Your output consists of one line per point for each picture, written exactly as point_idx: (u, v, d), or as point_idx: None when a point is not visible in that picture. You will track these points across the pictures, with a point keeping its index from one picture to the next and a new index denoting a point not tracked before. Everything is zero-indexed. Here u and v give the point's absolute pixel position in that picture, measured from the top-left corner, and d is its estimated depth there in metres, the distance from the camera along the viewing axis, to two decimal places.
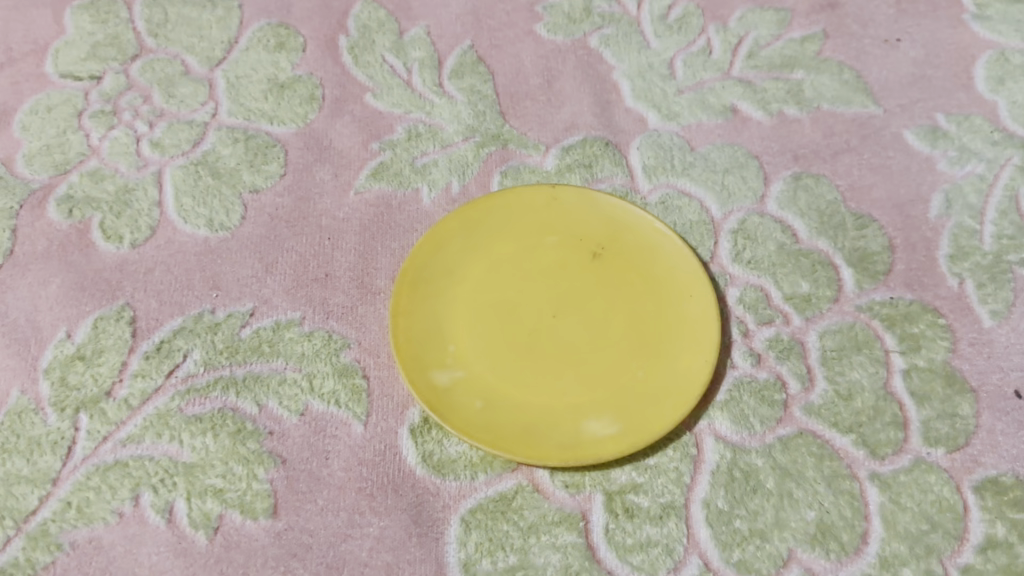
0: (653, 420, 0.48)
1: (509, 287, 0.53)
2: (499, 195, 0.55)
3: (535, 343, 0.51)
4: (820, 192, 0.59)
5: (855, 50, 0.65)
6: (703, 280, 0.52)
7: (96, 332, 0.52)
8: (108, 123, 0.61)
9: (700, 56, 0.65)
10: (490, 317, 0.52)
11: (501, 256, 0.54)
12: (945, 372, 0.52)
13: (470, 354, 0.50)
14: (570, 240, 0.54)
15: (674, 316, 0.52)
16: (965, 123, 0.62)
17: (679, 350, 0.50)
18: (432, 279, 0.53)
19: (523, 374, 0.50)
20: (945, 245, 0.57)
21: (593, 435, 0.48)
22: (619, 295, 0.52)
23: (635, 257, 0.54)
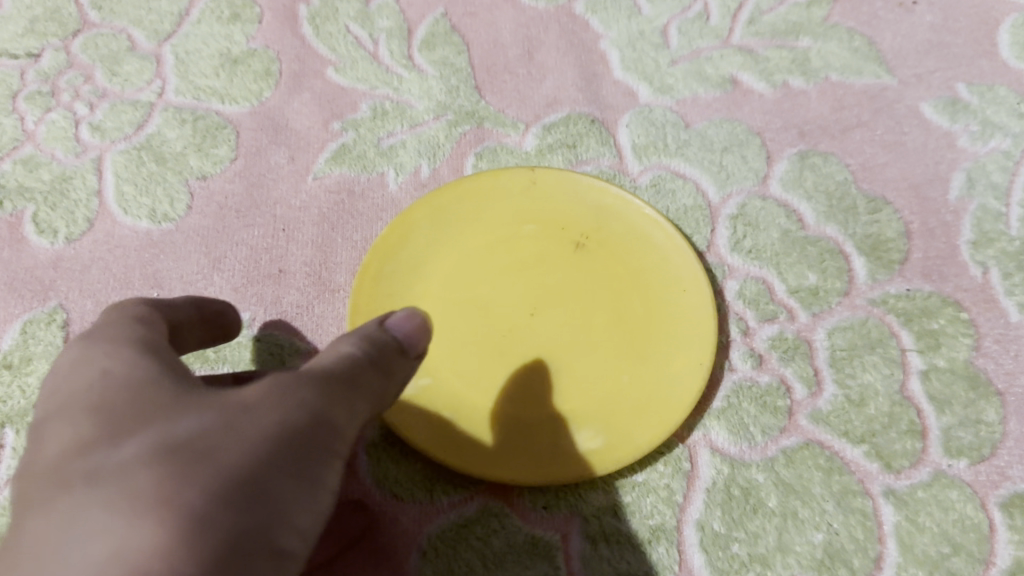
0: (639, 435, 0.43)
1: (481, 283, 0.47)
2: (469, 178, 0.49)
3: (510, 348, 0.45)
4: (829, 172, 0.53)
5: (868, 14, 0.59)
6: (699, 275, 0.46)
7: (24, 337, 0.48)
8: (45, 105, 0.55)
9: (697, 23, 0.59)
10: (460, 318, 0.46)
11: (473, 247, 0.48)
12: (968, 373, 0.47)
13: (436, 360, 0.45)
14: (551, 229, 0.48)
15: (665, 318, 0.46)
16: (988, 94, 0.56)
17: (670, 355, 0.45)
18: (396, 274, 0.47)
19: (495, 382, 0.45)
20: (967, 230, 0.51)
21: (572, 449, 0.43)
22: (604, 292, 0.46)
23: (623, 249, 0.47)
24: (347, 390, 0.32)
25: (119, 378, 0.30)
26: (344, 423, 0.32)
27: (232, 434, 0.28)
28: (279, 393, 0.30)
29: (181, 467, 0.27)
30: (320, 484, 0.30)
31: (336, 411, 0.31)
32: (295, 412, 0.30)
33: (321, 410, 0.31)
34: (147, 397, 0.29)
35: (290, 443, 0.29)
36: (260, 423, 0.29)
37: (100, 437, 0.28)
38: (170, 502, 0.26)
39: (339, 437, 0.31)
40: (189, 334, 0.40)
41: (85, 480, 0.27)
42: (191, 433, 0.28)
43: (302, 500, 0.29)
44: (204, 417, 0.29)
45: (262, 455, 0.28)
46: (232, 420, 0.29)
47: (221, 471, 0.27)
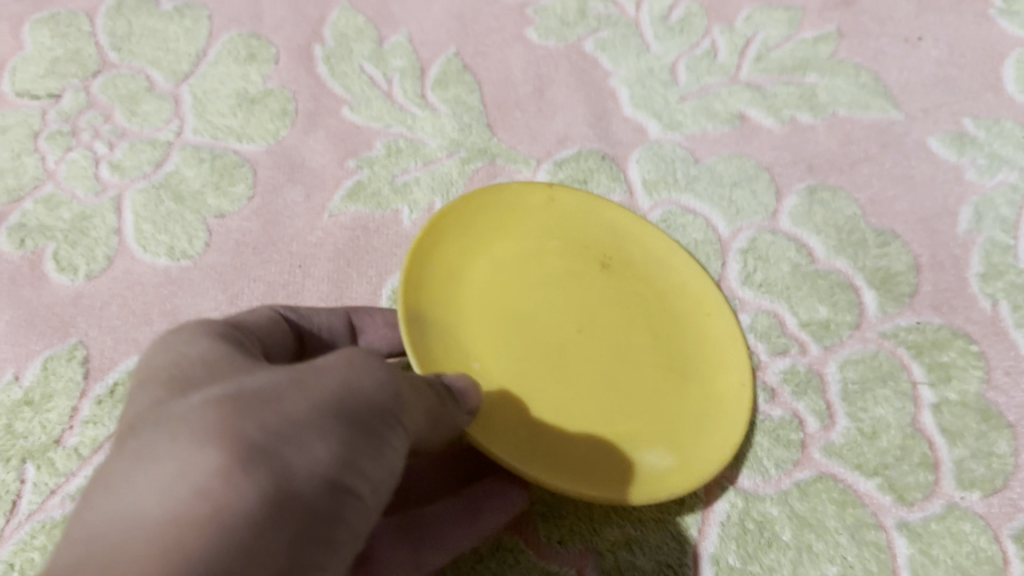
0: (708, 454, 0.43)
1: (525, 295, 0.46)
2: (492, 191, 0.48)
3: (568, 362, 0.44)
4: (838, 207, 0.54)
5: (873, 50, 0.60)
6: (716, 297, 0.49)
7: (45, 374, 0.48)
8: (65, 145, 0.56)
9: (704, 60, 0.60)
10: (511, 330, 0.44)
11: (505, 262, 0.47)
12: (979, 406, 0.47)
13: (497, 369, 0.43)
14: (575, 249, 0.49)
15: (700, 342, 0.47)
16: (994, 128, 0.57)
17: (709, 374, 0.46)
18: (438, 281, 0.44)
19: (561, 394, 0.43)
20: (976, 263, 0.52)
21: (651, 467, 0.42)
22: (642, 312, 0.47)
23: (645, 271, 0.49)
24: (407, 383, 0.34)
25: (194, 355, 0.32)
26: (411, 406, 0.33)
27: (302, 387, 0.30)
28: (353, 359, 0.32)
29: (247, 405, 0.28)
30: (380, 450, 0.31)
31: (398, 392, 0.33)
32: (365, 383, 0.31)
33: (388, 384, 0.32)
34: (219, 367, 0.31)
35: (356, 403, 0.30)
36: (328, 382, 0.30)
37: (171, 393, 0.29)
38: (234, 434, 0.27)
39: (401, 416, 0.32)
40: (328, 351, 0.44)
41: (156, 419, 0.28)
42: (263, 384, 0.29)
43: (366, 453, 0.30)
44: (271, 372, 0.30)
45: (325, 409, 0.29)
46: (303, 376, 0.30)
47: (286, 415, 0.28)
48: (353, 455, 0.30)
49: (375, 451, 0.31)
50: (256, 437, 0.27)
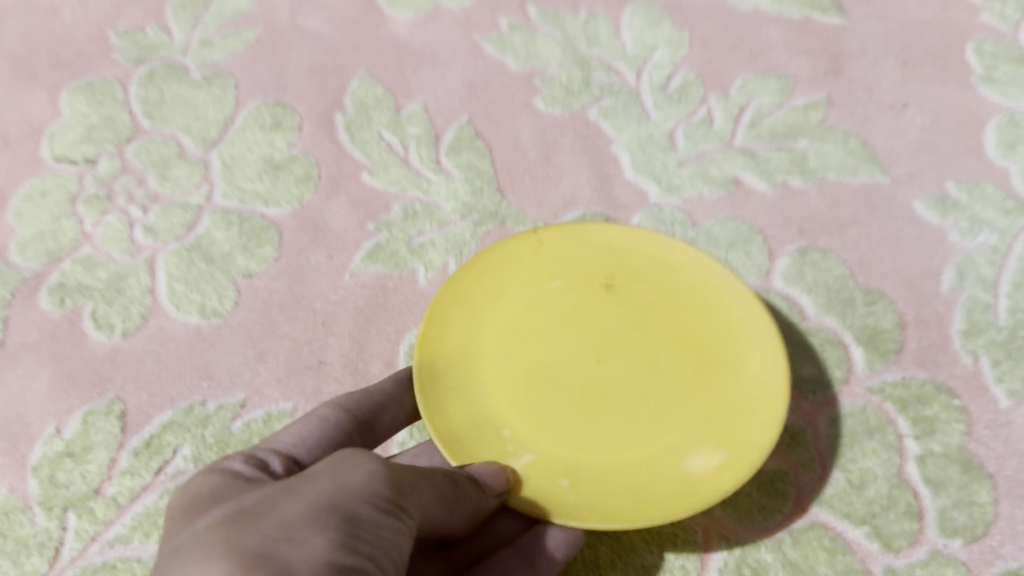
0: (757, 438, 0.44)
1: (540, 345, 0.48)
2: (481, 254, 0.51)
3: (594, 399, 0.47)
4: (828, 267, 0.57)
5: (861, 117, 0.64)
6: (729, 277, 0.49)
7: (85, 427, 0.51)
8: (101, 208, 0.60)
9: (701, 127, 0.63)
10: (531, 385, 0.47)
11: (513, 314, 0.49)
12: (961, 457, 0.50)
13: (526, 435, 0.46)
14: (576, 278, 0.50)
15: (726, 331, 0.48)
16: (976, 191, 0.60)
17: (742, 359, 0.46)
18: (452, 362, 0.48)
19: (594, 440, 0.45)
20: (958, 320, 0.55)
21: (699, 472, 0.44)
22: (656, 323, 0.49)
23: (656, 276, 0.50)
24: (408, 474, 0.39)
25: (217, 493, 0.38)
26: (411, 495, 0.38)
27: (297, 496, 0.35)
28: (346, 461, 0.37)
29: (247, 523, 0.34)
30: (378, 535, 0.36)
31: (395, 482, 0.38)
32: (358, 477, 0.36)
33: (382, 476, 0.37)
34: (233, 498, 0.37)
35: (348, 498, 0.36)
36: (321, 487, 0.36)
37: (194, 528, 0.35)
38: (236, 546, 0.33)
39: (399, 504, 0.37)
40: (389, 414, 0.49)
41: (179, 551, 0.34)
42: (264, 503, 0.35)
43: (363, 534, 0.35)
44: (269, 493, 0.36)
45: (317, 508, 0.35)
46: (299, 488, 0.36)
47: (282, 521, 0.34)
48: (350, 537, 0.35)
49: (372, 529, 0.36)
50: (256, 544, 0.33)
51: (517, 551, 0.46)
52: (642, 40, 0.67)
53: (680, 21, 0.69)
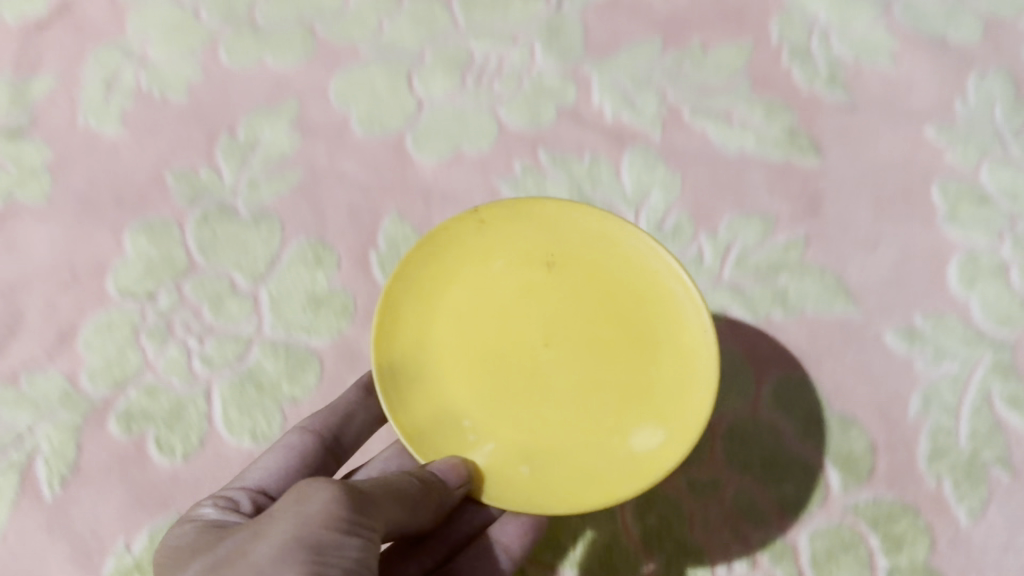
0: (684, 415, 0.59)
1: (496, 333, 0.62)
2: (433, 245, 0.63)
3: (542, 379, 0.61)
4: (805, 395, 0.69)
5: (836, 253, 0.73)
6: (654, 249, 0.62)
7: (150, 543, 0.63)
8: (162, 340, 0.69)
9: (693, 266, 0.73)
10: (489, 372, 0.61)
11: (469, 302, 0.62)
12: (925, 569, 0.64)
13: (484, 425, 0.60)
14: (521, 261, 0.63)
15: (649, 300, 0.61)
16: (939, 324, 0.70)
17: (669, 334, 0.61)
18: (414, 355, 0.61)
19: (547, 422, 0.60)
20: (924, 444, 0.67)
21: (638, 446, 0.59)
22: (596, 298, 0.62)
23: (585, 251, 0.63)
24: (360, 496, 0.52)
25: (225, 536, 0.53)
26: (364, 512, 0.52)
27: (267, 538, 0.49)
28: (307, 496, 0.50)
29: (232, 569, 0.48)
30: (341, 547, 0.49)
31: (348, 506, 0.51)
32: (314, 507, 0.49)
33: (335, 501, 0.50)
34: (234, 541, 0.51)
35: (306, 526, 0.49)
36: (285, 525, 0.49)
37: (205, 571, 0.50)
38: None
39: (353, 521, 0.50)
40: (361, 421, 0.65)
41: None
42: (247, 548, 0.49)
43: (333, 548, 0.49)
44: (254, 535, 0.50)
45: (281, 545, 0.48)
46: (271, 530, 0.49)
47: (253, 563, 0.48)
48: (322, 557, 0.48)
49: (341, 546, 0.49)
50: None
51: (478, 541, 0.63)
52: (639, 183, 0.77)
53: (673, 165, 0.78)
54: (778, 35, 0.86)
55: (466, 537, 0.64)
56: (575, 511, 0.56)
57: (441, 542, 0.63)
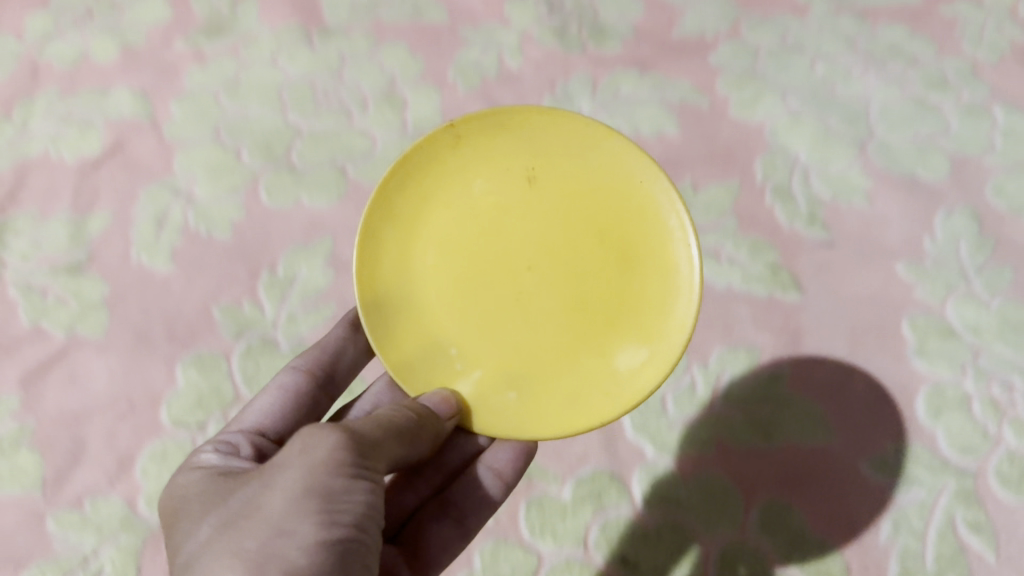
0: (663, 326, 0.70)
1: (485, 250, 0.71)
2: (415, 172, 0.72)
3: (528, 291, 0.71)
4: (786, 519, 0.78)
5: (815, 386, 0.84)
6: (630, 153, 0.71)
7: None
8: None
9: (687, 394, 0.83)
10: (477, 293, 0.71)
11: (459, 220, 0.72)
12: None
13: (473, 351, 0.71)
14: (506, 178, 0.72)
15: (632, 208, 0.71)
16: (908, 453, 0.80)
17: (649, 239, 0.71)
18: (408, 282, 0.72)
19: (536, 339, 0.70)
20: (894, 566, 0.76)
21: (621, 361, 0.70)
22: (578, 206, 0.71)
23: (558, 162, 0.72)
24: (358, 443, 0.63)
25: (233, 491, 0.63)
26: (363, 457, 0.62)
27: (279, 490, 0.59)
28: (311, 448, 0.60)
29: (251, 522, 0.58)
30: (346, 495, 0.60)
31: (349, 455, 0.61)
32: (318, 461, 0.60)
33: (336, 452, 0.60)
34: (242, 494, 0.61)
35: (314, 477, 0.59)
36: (292, 478, 0.59)
37: (220, 520, 0.60)
38: (246, 538, 0.57)
39: (353, 469, 0.61)
40: (348, 358, 0.83)
41: (214, 537, 0.58)
42: (260, 502, 0.59)
43: (342, 492, 0.59)
44: (264, 487, 0.60)
45: (294, 497, 0.58)
46: (279, 483, 0.59)
47: (271, 516, 0.58)
48: (332, 500, 0.59)
49: (350, 488, 0.60)
50: (259, 532, 0.57)
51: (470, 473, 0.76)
52: None
53: None
54: (762, 175, 0.98)
55: (460, 464, 0.77)
56: (568, 435, 0.68)
57: (438, 471, 0.77)
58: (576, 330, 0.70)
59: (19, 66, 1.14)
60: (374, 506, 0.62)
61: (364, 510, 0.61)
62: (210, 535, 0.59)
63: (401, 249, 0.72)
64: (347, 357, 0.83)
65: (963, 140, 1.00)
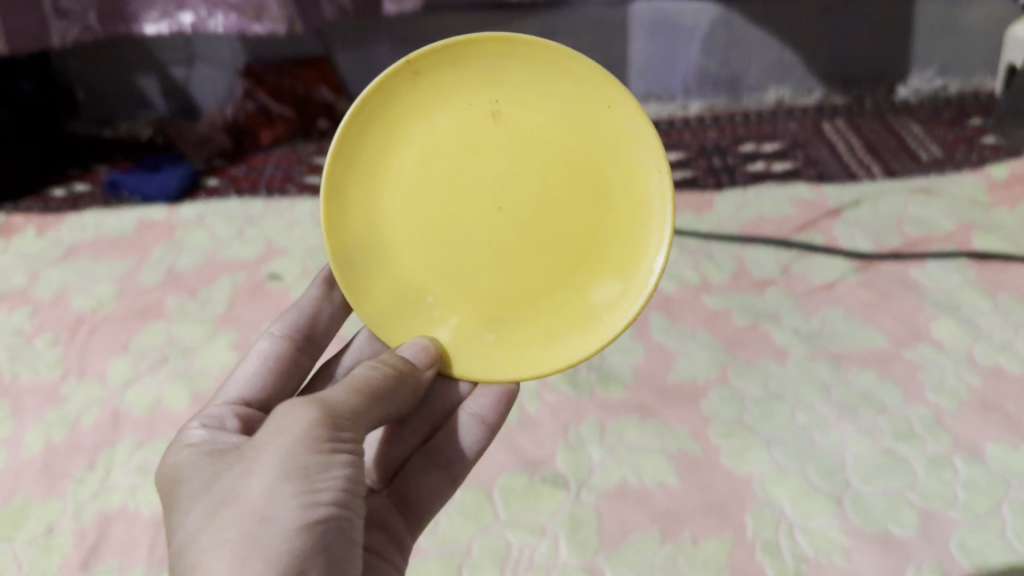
0: (626, 248, 1.01)
1: (461, 192, 0.99)
2: (384, 118, 0.97)
3: (504, 221, 1.00)
4: None
5: None
6: (588, 75, 0.95)
7: None
8: None
9: None
10: (453, 229, 1.01)
11: (431, 157, 0.98)
12: None
13: (445, 293, 1.03)
14: (473, 115, 0.97)
15: (589, 141, 0.97)
16: None
17: (609, 167, 0.98)
18: (384, 224, 1.01)
19: (513, 267, 1.01)
20: None
21: (592, 291, 1.02)
22: (540, 144, 0.97)
23: (521, 106, 0.97)
24: (330, 426, 0.83)
25: (218, 484, 0.82)
26: (333, 435, 0.82)
27: (261, 473, 0.78)
28: (287, 432, 0.80)
29: (238, 507, 0.76)
30: (321, 475, 0.79)
31: (321, 437, 0.81)
32: (292, 450, 0.79)
33: (308, 437, 0.80)
34: (230, 481, 0.80)
35: (289, 461, 0.78)
36: (271, 463, 0.78)
37: (212, 509, 0.79)
38: (237, 520, 0.75)
39: (324, 452, 0.81)
40: (320, 330, 1.18)
41: (212, 519, 0.77)
42: (245, 489, 0.78)
43: (320, 470, 0.79)
44: (252, 467, 0.79)
45: (273, 483, 0.77)
46: (260, 466, 0.79)
47: (254, 500, 0.76)
48: (310, 479, 0.78)
49: (329, 464, 0.80)
50: (247, 512, 0.75)
51: (449, 412, 1.12)
52: None
53: None
54: (752, 530, 1.11)
55: (443, 415, 1.12)
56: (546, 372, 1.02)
57: (426, 422, 1.12)
58: (543, 254, 1.00)
59: (103, 413, 1.33)
60: (350, 473, 0.82)
61: (340, 483, 0.81)
62: (206, 519, 0.78)
63: (379, 190, 1.00)
64: (317, 327, 1.17)
65: (928, 494, 1.14)
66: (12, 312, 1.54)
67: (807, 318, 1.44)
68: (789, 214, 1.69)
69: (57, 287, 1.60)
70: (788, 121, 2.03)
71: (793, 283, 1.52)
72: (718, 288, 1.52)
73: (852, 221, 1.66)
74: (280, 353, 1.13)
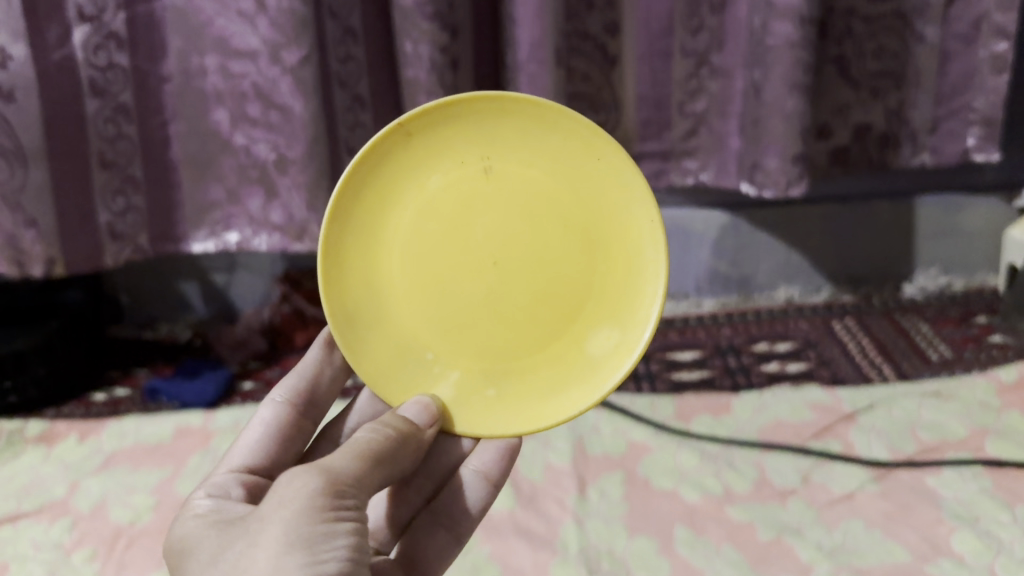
0: (622, 299, 1.13)
1: (459, 247, 1.11)
2: (383, 177, 1.10)
3: (503, 272, 1.12)
4: None
5: None
6: (579, 130, 1.08)
7: None
8: None
9: None
10: (451, 284, 1.12)
11: (428, 215, 1.11)
12: None
13: (443, 348, 1.14)
14: (469, 173, 1.10)
15: (580, 194, 1.10)
16: None
17: (602, 216, 1.11)
18: (384, 281, 1.13)
19: (511, 319, 1.13)
20: None
21: (591, 338, 1.14)
22: (533, 197, 1.10)
23: (514, 161, 1.10)
24: (333, 497, 0.91)
25: (224, 556, 0.88)
26: (335, 504, 0.90)
27: (270, 544, 0.85)
28: (292, 503, 0.88)
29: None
30: (326, 550, 0.86)
31: (325, 510, 0.89)
32: (298, 525, 0.86)
33: (311, 507, 0.88)
34: (237, 553, 0.87)
35: (296, 533, 0.85)
36: (278, 533, 0.86)
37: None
38: None
39: (328, 523, 0.88)
40: (322, 394, 1.30)
41: None
42: (253, 561, 0.85)
43: (325, 540, 0.86)
44: (259, 536, 0.87)
45: (278, 556, 0.84)
46: (267, 537, 0.86)
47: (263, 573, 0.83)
48: (315, 548, 0.85)
49: (332, 534, 0.87)
50: None
51: (453, 468, 1.26)
52: None
53: None
54: None
55: (447, 473, 1.26)
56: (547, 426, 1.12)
57: (431, 479, 1.26)
58: (538, 304, 1.12)
59: None
60: (353, 540, 0.90)
61: (344, 552, 0.88)
62: None
63: (377, 248, 1.12)
64: (319, 393, 1.29)
65: None
66: (52, 525, 1.58)
67: (829, 531, 1.47)
68: (807, 419, 1.74)
69: (96, 498, 1.65)
70: (799, 320, 2.11)
71: (814, 494, 1.55)
72: (741, 497, 1.56)
73: (867, 426, 1.71)
74: (286, 426, 1.24)
